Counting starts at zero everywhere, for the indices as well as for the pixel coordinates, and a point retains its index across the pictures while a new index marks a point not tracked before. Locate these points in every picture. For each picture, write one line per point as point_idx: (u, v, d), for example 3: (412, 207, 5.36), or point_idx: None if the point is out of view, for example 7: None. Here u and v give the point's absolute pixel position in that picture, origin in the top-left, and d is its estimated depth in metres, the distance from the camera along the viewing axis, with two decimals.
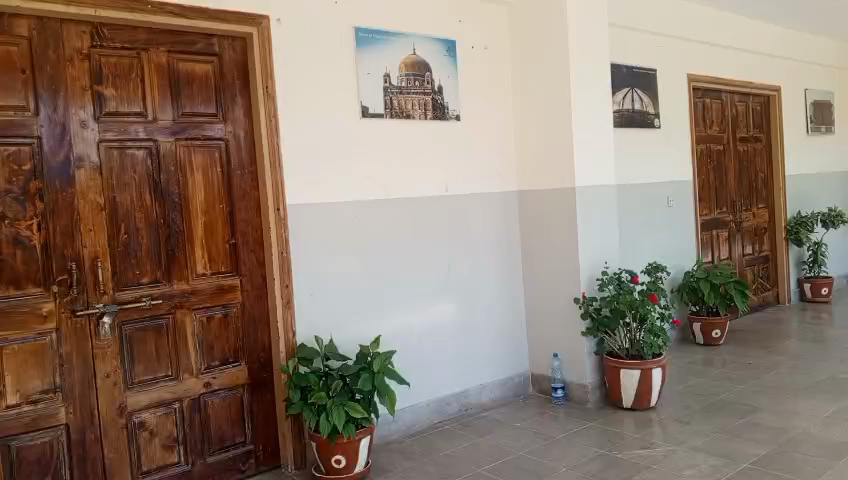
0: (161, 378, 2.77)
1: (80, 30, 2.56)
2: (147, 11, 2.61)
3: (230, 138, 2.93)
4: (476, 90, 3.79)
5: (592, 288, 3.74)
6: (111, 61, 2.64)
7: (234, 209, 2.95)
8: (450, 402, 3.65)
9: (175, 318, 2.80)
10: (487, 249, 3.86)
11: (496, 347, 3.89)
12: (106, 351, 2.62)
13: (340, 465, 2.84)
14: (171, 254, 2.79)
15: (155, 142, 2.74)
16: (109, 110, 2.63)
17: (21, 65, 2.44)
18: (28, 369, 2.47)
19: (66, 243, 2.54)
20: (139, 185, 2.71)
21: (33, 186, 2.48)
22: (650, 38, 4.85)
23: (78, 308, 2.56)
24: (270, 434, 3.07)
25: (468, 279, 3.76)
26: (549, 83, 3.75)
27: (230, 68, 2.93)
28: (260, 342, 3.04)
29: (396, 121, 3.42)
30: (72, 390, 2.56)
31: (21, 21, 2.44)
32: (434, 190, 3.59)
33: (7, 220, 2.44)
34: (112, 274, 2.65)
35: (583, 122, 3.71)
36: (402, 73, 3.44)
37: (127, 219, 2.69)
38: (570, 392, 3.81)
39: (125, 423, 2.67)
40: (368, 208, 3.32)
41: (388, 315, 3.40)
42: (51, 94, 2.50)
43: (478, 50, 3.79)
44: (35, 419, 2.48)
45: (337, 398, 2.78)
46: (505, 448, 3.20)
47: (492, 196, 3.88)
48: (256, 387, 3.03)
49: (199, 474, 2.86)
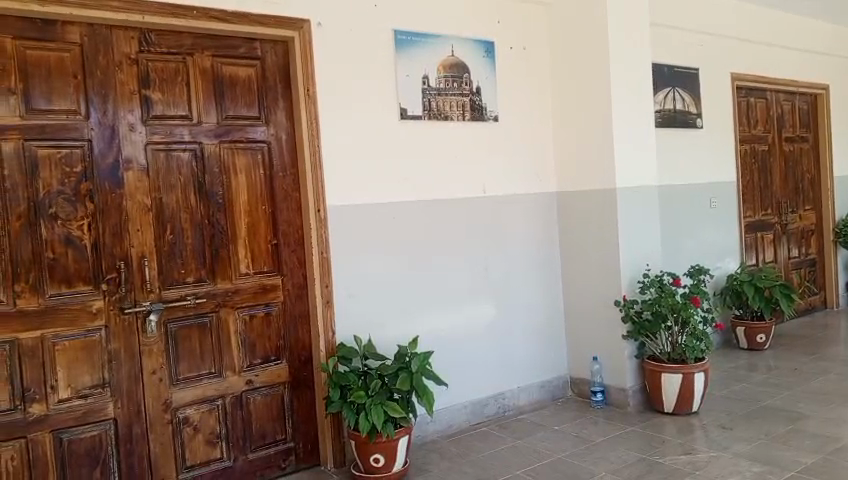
0: (205, 375, 2.83)
1: (128, 36, 2.64)
2: (193, 16, 2.69)
3: (272, 141, 2.99)
4: (515, 92, 3.78)
5: (632, 291, 3.70)
6: (158, 65, 2.71)
7: (276, 210, 3.00)
8: (488, 403, 3.64)
9: (218, 317, 2.86)
10: (526, 250, 3.84)
11: (534, 349, 3.87)
12: (153, 348, 2.70)
13: (379, 464, 2.86)
14: (215, 254, 2.85)
15: (199, 145, 2.81)
16: (156, 113, 2.70)
17: (73, 71, 2.53)
18: (78, 365, 2.55)
19: (115, 243, 2.62)
20: (184, 186, 2.78)
21: (84, 187, 2.56)
22: (693, 36, 4.77)
23: (126, 306, 2.64)
24: (310, 432, 3.11)
25: (507, 280, 3.75)
26: (589, 83, 3.72)
27: (273, 72, 2.99)
28: (300, 341, 3.08)
29: (434, 122, 3.43)
30: (120, 385, 2.63)
31: (73, 28, 2.52)
32: (472, 191, 3.60)
33: (59, 220, 2.52)
34: (158, 274, 2.72)
35: (624, 122, 3.67)
36: (441, 75, 3.45)
37: (173, 220, 2.76)
38: (610, 396, 3.77)
39: (170, 419, 2.74)
40: (406, 210, 3.34)
41: (426, 316, 3.41)
42: (102, 98, 2.58)
43: (517, 51, 3.78)
44: (85, 413, 2.56)
45: (376, 398, 2.81)
46: (544, 451, 3.18)
47: (532, 197, 3.87)
48: (296, 385, 3.07)
49: (242, 470, 2.92)
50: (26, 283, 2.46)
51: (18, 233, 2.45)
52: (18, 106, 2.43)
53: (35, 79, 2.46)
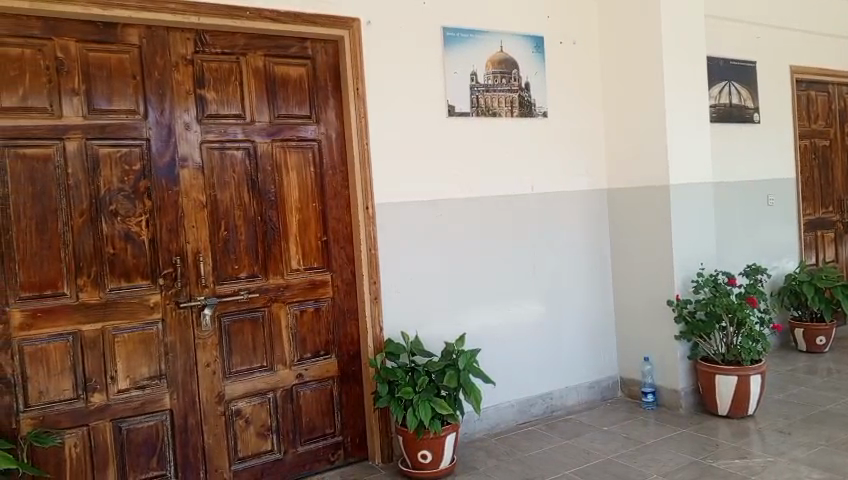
0: (257, 369, 2.89)
1: (184, 37, 2.71)
2: (246, 17, 2.74)
3: (322, 139, 3.02)
4: (565, 87, 3.73)
5: (686, 290, 3.61)
6: (213, 66, 2.78)
7: (326, 207, 3.04)
8: (536, 403, 3.61)
9: (270, 312, 2.92)
10: (576, 248, 3.79)
11: (583, 348, 3.82)
12: (207, 341, 2.77)
13: (426, 460, 2.87)
14: (267, 250, 2.91)
15: (253, 143, 2.86)
16: (210, 112, 2.77)
17: (132, 72, 2.61)
18: (136, 356, 2.64)
19: (172, 239, 2.70)
20: (238, 184, 2.84)
21: (142, 185, 2.65)
22: (749, 28, 4.62)
23: (182, 300, 2.71)
24: (357, 427, 3.14)
25: (555, 279, 3.71)
26: (641, 78, 3.65)
27: (323, 71, 3.02)
28: (349, 336, 3.11)
29: (482, 119, 3.42)
30: (175, 377, 2.71)
31: (132, 30, 2.61)
32: (521, 188, 3.57)
33: (119, 217, 2.61)
34: (212, 269, 2.79)
35: (677, 118, 3.58)
36: (489, 71, 3.43)
37: (227, 217, 2.82)
38: (661, 397, 3.69)
39: (223, 411, 2.81)
40: (453, 207, 3.33)
41: (473, 313, 3.40)
42: (159, 98, 2.66)
43: (567, 45, 3.73)
44: (143, 403, 2.65)
45: (424, 394, 2.83)
46: (593, 452, 3.14)
47: (582, 195, 3.81)
48: (345, 380, 3.11)
49: (292, 463, 2.97)
50: (88, 278, 2.55)
51: (81, 229, 2.54)
52: (81, 107, 2.52)
53: (96, 81, 2.55)
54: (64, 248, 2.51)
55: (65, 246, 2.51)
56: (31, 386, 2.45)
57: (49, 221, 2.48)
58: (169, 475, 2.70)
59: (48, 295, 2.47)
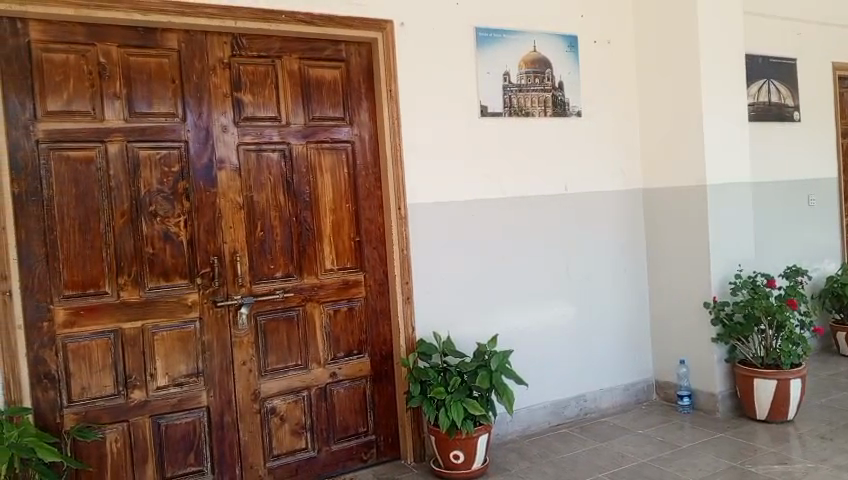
0: (292, 367, 2.93)
1: (222, 41, 2.76)
2: (281, 20, 2.78)
3: (356, 140, 3.05)
4: (599, 87, 3.69)
5: (723, 292, 3.55)
6: (249, 69, 2.83)
7: (359, 208, 3.06)
8: (569, 405, 3.58)
9: (305, 311, 2.95)
10: (610, 248, 3.75)
11: (617, 350, 3.78)
12: (243, 340, 2.82)
13: (459, 460, 2.87)
14: (302, 250, 2.94)
15: (288, 145, 2.90)
16: (247, 115, 2.82)
17: (171, 75, 2.67)
18: (175, 354, 2.69)
19: (210, 239, 2.75)
20: (274, 185, 2.88)
21: (181, 186, 2.70)
22: (789, 25, 4.51)
23: (219, 300, 2.76)
24: (390, 426, 3.16)
25: (589, 280, 3.67)
26: (677, 77, 3.59)
27: (357, 73, 3.05)
28: (382, 336, 3.13)
29: (515, 119, 3.41)
30: (212, 375, 2.76)
31: (171, 34, 2.66)
32: (554, 188, 3.54)
33: (158, 217, 2.67)
34: (249, 268, 2.83)
35: (714, 117, 3.53)
36: (522, 71, 3.42)
37: (263, 217, 2.86)
38: (697, 400, 3.64)
39: (259, 408, 2.85)
40: (486, 207, 3.33)
41: (506, 314, 3.39)
42: (197, 101, 2.71)
43: (601, 44, 3.69)
44: (181, 400, 2.70)
45: (456, 395, 2.83)
46: (627, 455, 3.10)
47: (616, 195, 3.77)
48: (378, 379, 3.13)
49: (325, 461, 3.00)
50: (129, 277, 2.61)
51: (122, 229, 2.60)
52: (122, 110, 2.58)
53: (137, 84, 2.61)
54: (106, 248, 2.57)
55: (107, 246, 2.57)
56: (74, 382, 2.52)
57: (92, 221, 2.55)
58: (206, 470, 2.76)
59: (90, 294, 2.54)
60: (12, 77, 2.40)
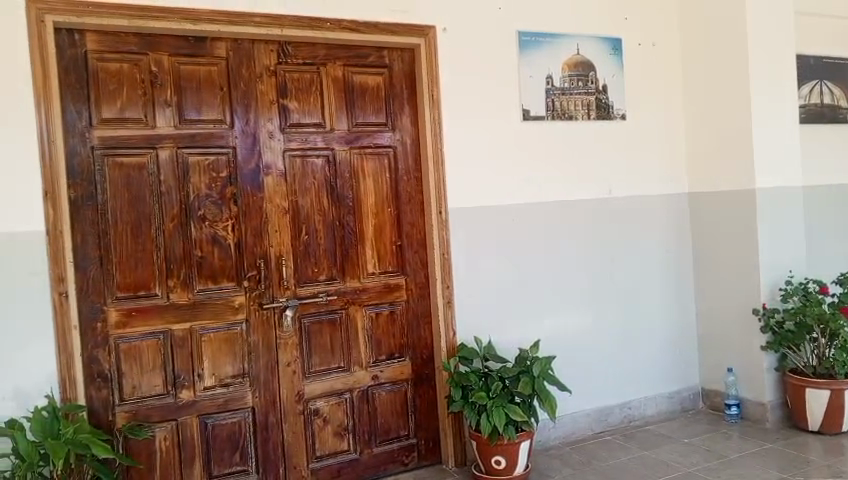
0: (335, 369, 2.97)
1: (268, 49, 2.82)
2: (325, 28, 2.83)
3: (398, 145, 3.08)
4: (644, 89, 3.64)
5: (773, 298, 3.46)
6: (295, 76, 2.88)
7: (401, 213, 3.09)
8: (613, 412, 3.53)
9: (347, 314, 2.98)
10: (656, 254, 3.69)
11: (663, 357, 3.71)
12: (288, 341, 2.86)
13: (500, 466, 2.85)
14: (345, 254, 2.98)
15: (332, 151, 2.95)
16: (293, 121, 2.87)
17: (220, 83, 2.74)
18: (222, 355, 2.75)
19: (256, 243, 2.80)
20: (318, 189, 2.93)
21: (229, 191, 2.77)
22: (843, 24, 4.38)
23: (266, 302, 2.82)
24: (431, 430, 3.17)
25: (634, 285, 3.62)
26: (725, 78, 3.53)
27: (400, 79, 3.08)
28: (423, 340, 3.14)
29: (557, 122, 3.38)
30: (258, 375, 2.82)
31: (220, 43, 2.73)
32: (598, 192, 3.51)
33: (207, 221, 2.74)
34: (294, 271, 2.88)
35: (764, 119, 3.44)
36: (565, 73, 3.40)
37: (308, 222, 2.91)
38: (746, 410, 3.55)
39: (302, 410, 2.90)
40: (529, 210, 3.31)
41: (549, 319, 3.37)
42: (245, 108, 2.77)
43: (646, 46, 3.64)
44: (228, 400, 2.76)
45: (498, 400, 2.81)
46: (673, 464, 3.05)
47: (662, 199, 3.70)
48: (419, 382, 3.14)
49: (366, 463, 3.02)
50: (178, 279, 2.68)
51: (172, 233, 2.68)
52: (173, 117, 2.66)
53: (187, 92, 2.69)
54: (157, 251, 2.65)
55: (158, 249, 2.65)
56: (126, 382, 2.60)
57: (144, 225, 2.63)
58: (251, 470, 2.81)
59: (142, 295, 2.62)
60: (70, 86, 2.49)
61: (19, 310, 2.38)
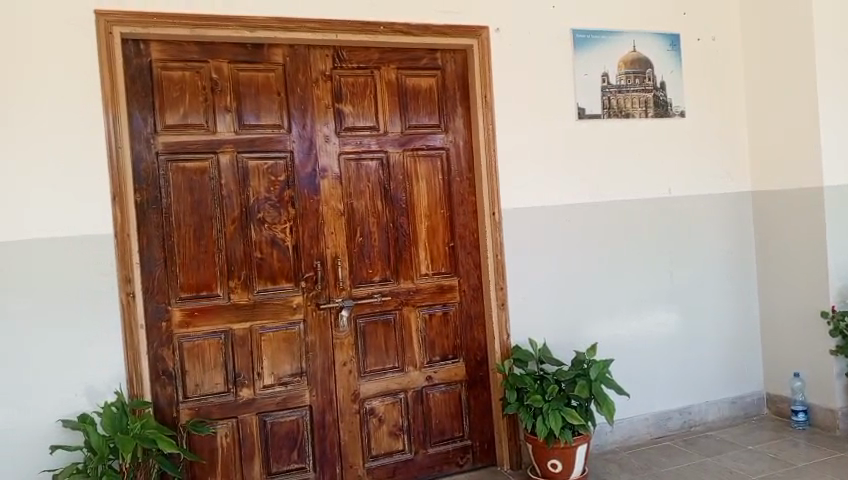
0: (389, 369, 2.99)
1: (324, 54, 2.87)
2: (378, 31, 2.86)
3: (450, 147, 3.08)
4: (703, 85, 3.54)
5: (843, 301, 3.32)
6: (349, 80, 2.92)
7: (453, 214, 3.09)
8: (672, 417, 3.45)
9: (401, 315, 3.01)
10: (717, 256, 3.58)
11: (725, 361, 3.60)
12: (344, 341, 2.91)
13: (556, 469, 2.82)
14: (399, 255, 3.00)
15: (386, 153, 2.98)
16: (347, 125, 2.91)
17: (277, 88, 2.80)
18: (280, 354, 2.81)
19: (313, 245, 2.86)
20: (372, 192, 2.96)
21: (287, 194, 2.82)
22: None
23: (322, 302, 2.87)
24: (486, 432, 3.16)
25: (694, 288, 3.52)
26: (789, 73, 3.41)
27: (452, 80, 3.08)
28: (476, 341, 3.14)
29: (614, 120, 3.32)
30: (315, 375, 2.86)
31: (277, 49, 2.80)
32: (656, 191, 3.43)
33: (266, 224, 2.80)
34: (349, 272, 2.92)
35: (832, 113, 3.31)
36: (621, 71, 3.33)
37: (362, 224, 2.94)
38: (814, 417, 3.41)
39: (358, 409, 2.93)
40: (584, 211, 3.27)
41: (605, 321, 3.32)
42: (301, 113, 2.83)
43: (706, 41, 3.54)
44: (286, 399, 2.82)
45: (553, 403, 2.78)
46: (737, 472, 2.96)
47: (723, 199, 3.59)
48: (473, 384, 3.13)
49: (421, 464, 3.04)
50: (238, 280, 2.75)
51: (233, 235, 2.75)
52: (233, 122, 2.74)
53: (246, 98, 2.76)
54: (218, 253, 2.72)
55: (219, 251, 2.72)
56: (189, 379, 2.68)
57: (205, 228, 2.71)
58: (308, 468, 2.86)
59: (203, 295, 2.70)
60: (136, 94, 2.59)
61: (59, 311, 2.45)
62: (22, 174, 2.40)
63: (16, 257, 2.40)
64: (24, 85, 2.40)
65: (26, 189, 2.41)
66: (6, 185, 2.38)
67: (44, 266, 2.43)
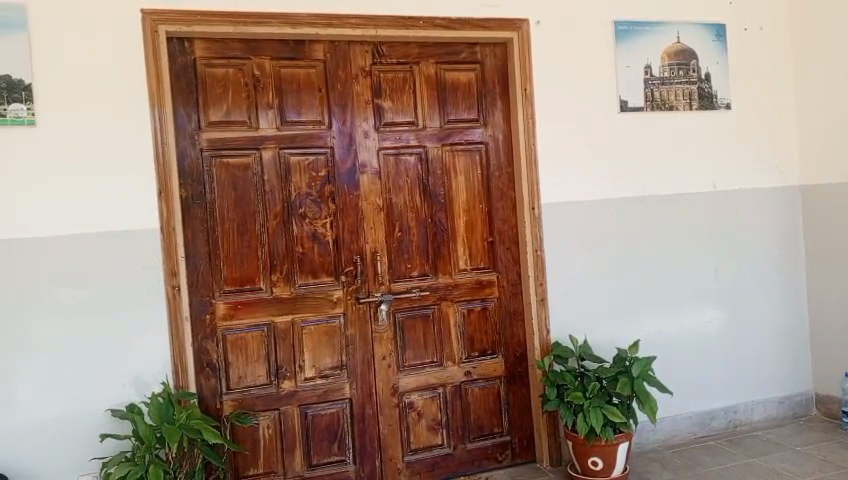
0: (428, 364, 3.00)
1: (363, 49, 2.88)
2: (419, 26, 2.86)
3: (489, 141, 3.07)
4: (749, 77, 3.45)
5: None
6: (389, 76, 2.93)
7: (493, 209, 3.07)
8: (716, 416, 3.38)
9: (440, 310, 3.01)
10: (764, 252, 3.49)
11: (771, 360, 3.51)
12: (383, 335, 2.92)
13: (597, 467, 2.79)
14: (437, 250, 3.00)
15: (425, 148, 2.98)
16: (386, 120, 2.92)
17: (318, 85, 2.83)
18: (321, 347, 2.85)
19: (352, 239, 2.88)
20: (411, 187, 2.97)
21: (327, 189, 2.85)
22: None
23: (361, 296, 2.88)
24: (525, 428, 3.14)
25: (739, 284, 3.44)
26: (840, 62, 3.30)
27: (492, 74, 3.07)
28: (515, 337, 3.12)
29: (657, 113, 3.26)
30: (355, 368, 2.89)
31: (318, 46, 2.82)
32: (700, 186, 3.35)
33: (307, 219, 2.83)
34: (388, 267, 2.93)
35: None
36: (665, 63, 3.27)
37: (401, 219, 2.95)
38: None
39: (397, 403, 2.95)
40: (626, 205, 3.21)
41: (647, 318, 3.26)
42: (341, 109, 2.85)
43: (752, 31, 3.45)
44: (326, 391, 2.85)
45: (594, 400, 2.75)
46: (784, 473, 2.89)
47: (770, 193, 3.50)
48: (512, 379, 3.12)
49: (460, 458, 3.04)
50: (280, 274, 2.79)
51: (275, 230, 2.78)
52: (275, 119, 2.77)
53: (288, 94, 2.79)
54: (261, 247, 2.76)
55: (262, 245, 2.76)
56: (232, 372, 2.73)
57: (248, 223, 2.75)
58: (348, 460, 2.89)
59: (247, 289, 2.74)
60: (180, 91, 2.64)
61: (107, 304, 2.52)
62: (66, 172, 2.46)
63: (8, 258, 2.40)
64: (71, 84, 2.46)
65: (25, 189, 2.42)
66: (6, 185, 2.40)
67: (93, 259, 2.50)
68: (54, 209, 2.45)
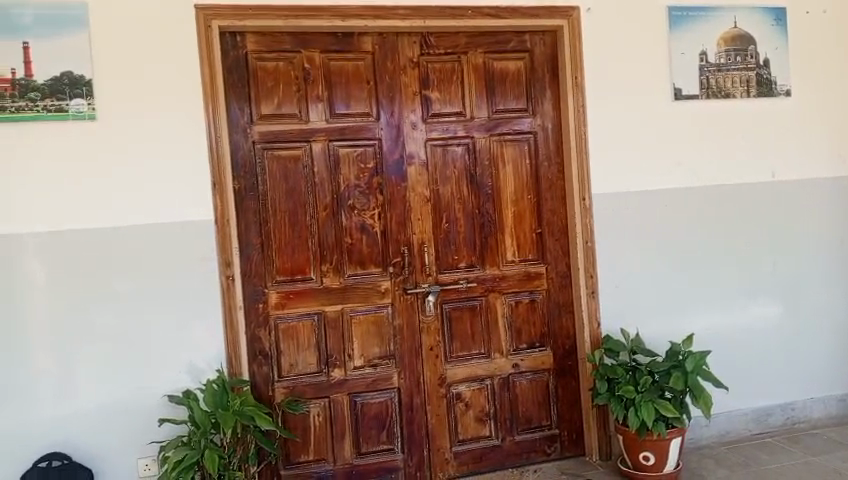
0: (475, 355, 2.99)
1: (412, 40, 2.88)
2: (467, 16, 2.84)
3: (538, 131, 3.03)
4: (811, 61, 3.31)
5: None
6: (437, 66, 2.92)
7: (541, 199, 3.04)
8: (773, 413, 3.28)
9: (487, 301, 3.00)
10: (824, 243, 3.36)
11: (832, 355, 3.38)
12: (430, 325, 2.93)
13: (648, 462, 2.75)
14: (485, 241, 2.99)
15: (472, 139, 2.96)
16: (434, 112, 2.92)
17: (366, 77, 2.84)
18: (369, 337, 2.87)
19: (400, 230, 2.89)
20: (458, 178, 2.96)
21: (375, 181, 2.87)
22: None
23: (409, 287, 2.90)
24: (574, 421, 3.11)
25: (799, 277, 3.32)
26: None
27: (541, 63, 3.03)
28: (565, 329, 3.08)
29: (713, 101, 3.17)
30: (403, 358, 2.91)
31: (366, 38, 2.83)
32: (757, 176, 3.25)
33: (356, 210, 2.85)
34: (435, 258, 2.94)
35: None
36: (721, 49, 3.16)
37: (449, 210, 2.95)
38: None
39: (445, 393, 2.96)
40: (679, 196, 3.13)
41: (700, 312, 3.18)
42: (389, 100, 2.86)
43: (814, 13, 3.31)
44: (374, 380, 2.88)
45: (646, 395, 2.70)
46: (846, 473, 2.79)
47: (832, 183, 3.36)
48: (561, 372, 3.09)
49: (509, 451, 3.03)
50: (330, 265, 2.82)
51: (325, 221, 2.82)
52: (324, 111, 2.80)
53: (337, 86, 2.81)
54: (311, 239, 2.80)
55: (312, 236, 2.80)
56: (284, 360, 2.78)
57: (299, 214, 2.79)
58: (396, 449, 2.91)
59: (297, 279, 2.78)
60: (233, 85, 2.70)
61: (164, 293, 2.59)
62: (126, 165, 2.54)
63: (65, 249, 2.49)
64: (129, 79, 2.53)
65: (64, 184, 2.48)
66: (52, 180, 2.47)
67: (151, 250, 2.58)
68: (112, 202, 2.53)
